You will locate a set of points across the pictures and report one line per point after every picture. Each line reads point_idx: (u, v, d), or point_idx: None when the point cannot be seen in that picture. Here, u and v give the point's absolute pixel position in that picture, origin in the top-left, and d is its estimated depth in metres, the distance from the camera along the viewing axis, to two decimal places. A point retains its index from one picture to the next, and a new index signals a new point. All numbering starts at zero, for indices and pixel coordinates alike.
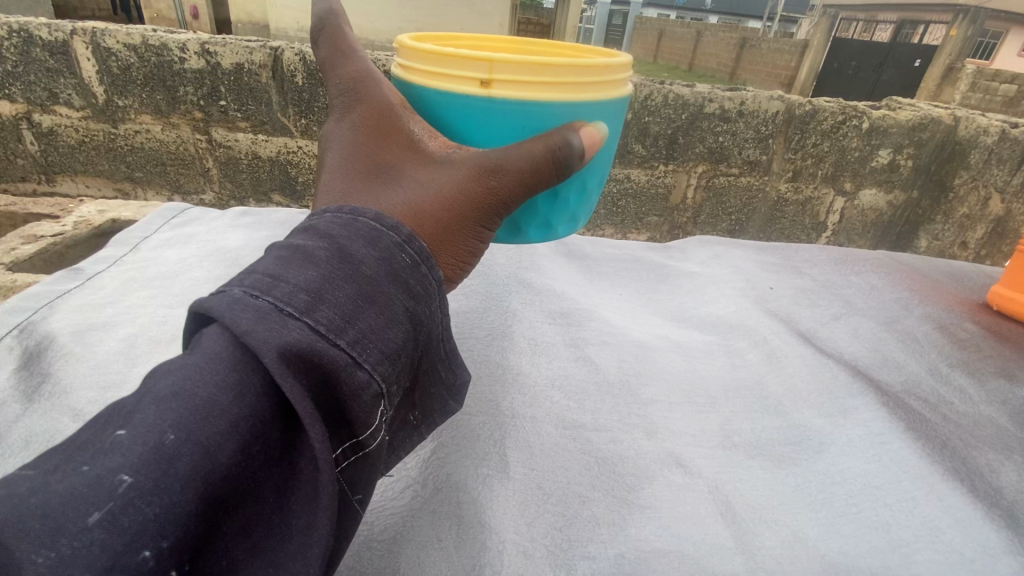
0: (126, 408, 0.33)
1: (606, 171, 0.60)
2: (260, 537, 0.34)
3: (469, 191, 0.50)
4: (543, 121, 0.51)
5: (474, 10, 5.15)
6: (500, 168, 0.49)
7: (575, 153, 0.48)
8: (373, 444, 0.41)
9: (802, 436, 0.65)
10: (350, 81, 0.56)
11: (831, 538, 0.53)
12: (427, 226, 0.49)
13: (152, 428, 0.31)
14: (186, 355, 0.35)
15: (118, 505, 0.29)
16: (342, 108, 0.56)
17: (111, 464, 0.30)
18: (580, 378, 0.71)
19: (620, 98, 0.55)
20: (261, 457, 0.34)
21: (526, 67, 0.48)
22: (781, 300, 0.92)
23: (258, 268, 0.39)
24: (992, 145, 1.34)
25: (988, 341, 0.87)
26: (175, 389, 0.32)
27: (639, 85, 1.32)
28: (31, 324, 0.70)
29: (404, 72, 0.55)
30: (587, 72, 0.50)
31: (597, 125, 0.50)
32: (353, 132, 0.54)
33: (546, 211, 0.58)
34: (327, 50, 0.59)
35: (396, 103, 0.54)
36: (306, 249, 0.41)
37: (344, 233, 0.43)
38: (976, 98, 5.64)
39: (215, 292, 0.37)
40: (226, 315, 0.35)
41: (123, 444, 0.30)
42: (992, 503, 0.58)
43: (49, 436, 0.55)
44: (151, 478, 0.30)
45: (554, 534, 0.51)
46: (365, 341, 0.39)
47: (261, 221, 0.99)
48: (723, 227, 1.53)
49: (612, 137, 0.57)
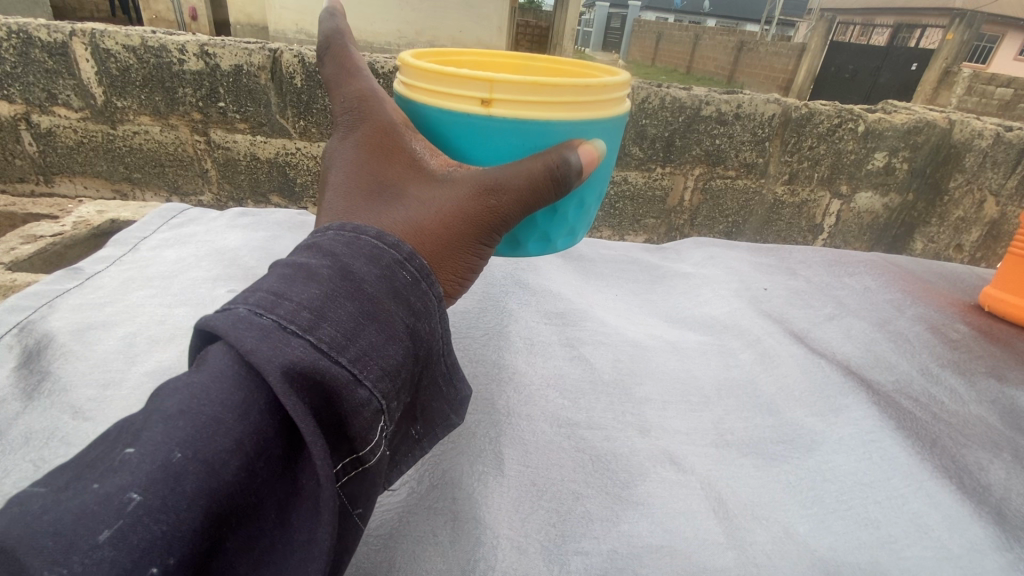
0: (135, 426, 0.33)
1: (604, 185, 0.61)
2: (263, 552, 0.35)
3: (469, 208, 0.50)
4: (542, 139, 0.52)
5: (473, 12, 5.18)
6: (499, 187, 0.49)
7: (574, 171, 0.49)
8: (373, 459, 0.42)
9: (795, 434, 0.66)
10: (354, 100, 0.56)
11: (822, 535, 0.54)
12: (427, 243, 0.49)
13: (160, 446, 0.32)
14: (192, 374, 0.36)
15: (127, 523, 0.30)
16: (346, 126, 0.57)
17: (120, 483, 0.31)
18: (575, 377, 0.72)
19: (617, 117, 0.56)
20: (263, 474, 0.35)
21: (525, 87, 0.49)
22: (775, 301, 0.93)
23: (262, 286, 0.40)
24: (986, 149, 1.36)
25: (980, 342, 0.88)
26: (183, 407, 0.33)
27: (636, 88, 1.33)
28: (31, 323, 0.70)
29: (407, 91, 0.57)
30: (585, 91, 0.52)
31: (595, 143, 0.51)
32: (356, 150, 0.54)
33: (545, 225, 0.59)
34: (331, 68, 0.60)
35: (398, 122, 0.54)
36: (309, 268, 0.42)
37: (346, 251, 0.44)
38: (972, 102, 5.67)
39: (219, 310, 0.38)
40: (231, 333, 0.36)
41: (131, 462, 0.31)
42: (981, 500, 0.59)
43: (50, 433, 0.56)
44: (159, 496, 0.31)
45: (548, 530, 0.52)
46: (366, 359, 0.40)
47: (259, 222, 1.00)
48: (719, 229, 1.54)
49: (609, 153, 0.58)
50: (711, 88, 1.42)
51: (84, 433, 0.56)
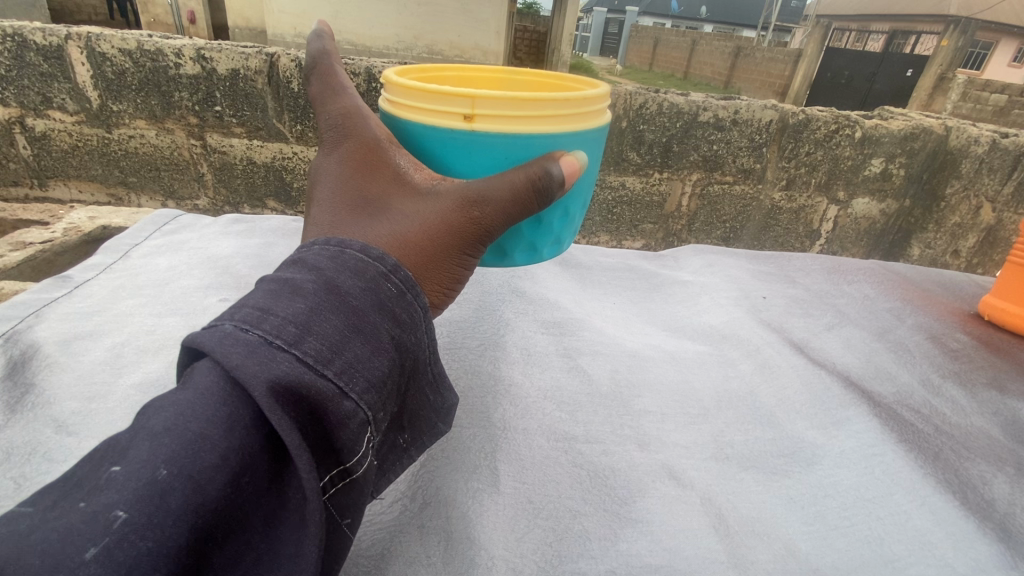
0: (121, 444, 0.32)
1: (589, 194, 0.61)
2: (250, 565, 0.34)
3: (454, 221, 0.49)
4: (525, 152, 0.51)
5: (473, 18, 5.20)
6: (483, 199, 0.48)
7: (556, 182, 0.48)
8: (360, 470, 0.40)
9: (795, 447, 0.65)
10: (338, 116, 0.55)
11: (824, 552, 0.53)
12: (412, 256, 0.48)
13: (145, 463, 0.31)
14: (178, 391, 0.34)
15: (113, 541, 0.29)
16: (329, 142, 0.55)
17: (106, 500, 0.30)
18: (572, 389, 0.70)
19: (599, 128, 0.56)
20: (250, 488, 0.34)
21: (507, 102, 0.49)
22: (774, 310, 0.92)
23: (249, 301, 0.39)
24: (982, 155, 1.37)
25: (980, 352, 0.88)
26: (169, 424, 0.32)
27: (634, 94, 1.32)
28: (16, 333, 0.69)
29: (393, 107, 0.56)
30: (566, 104, 0.51)
31: (577, 155, 0.51)
32: (341, 166, 0.53)
33: (532, 235, 0.58)
34: (317, 86, 0.59)
35: (383, 137, 0.53)
36: (294, 282, 0.41)
37: (331, 265, 0.43)
38: (967, 108, 5.67)
39: (206, 326, 0.37)
40: (218, 350, 0.35)
41: (118, 480, 0.30)
42: (985, 516, 0.58)
43: (32, 449, 0.54)
44: (144, 513, 0.29)
45: (544, 550, 0.51)
46: (352, 371, 0.39)
47: (253, 229, 0.98)
48: (717, 235, 1.52)
49: (593, 163, 0.58)
50: (707, 94, 1.42)
51: (68, 449, 0.54)
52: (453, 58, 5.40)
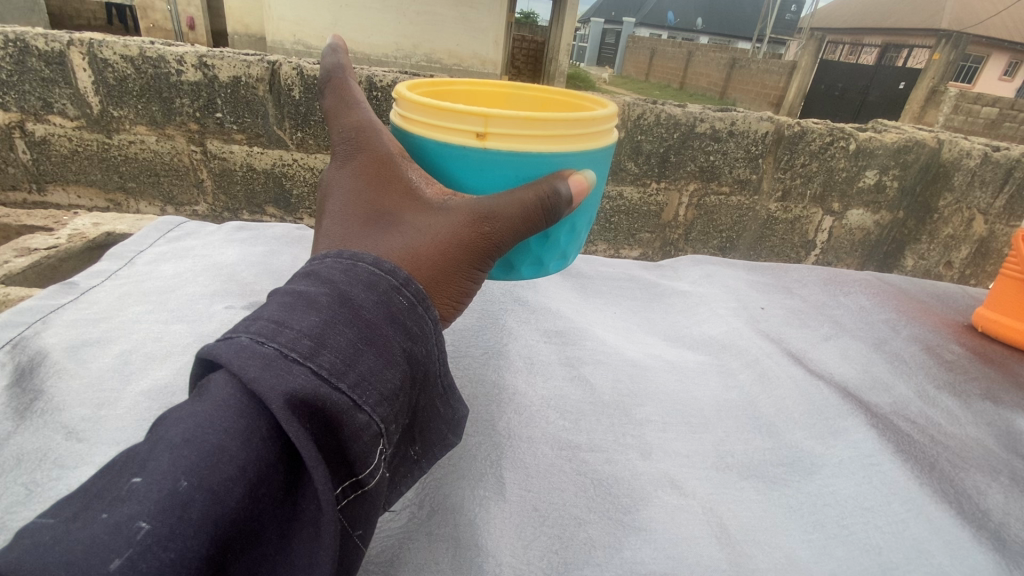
0: (141, 456, 0.33)
1: (593, 211, 0.62)
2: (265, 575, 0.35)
3: (464, 236, 0.50)
4: (535, 170, 0.53)
5: (472, 28, 5.26)
6: (493, 215, 0.49)
7: (564, 200, 0.49)
8: (372, 482, 0.41)
9: (794, 457, 0.66)
10: (351, 130, 0.56)
11: (823, 560, 0.54)
12: (423, 270, 0.49)
13: (166, 475, 0.32)
14: (195, 403, 0.35)
15: (136, 551, 0.29)
16: (342, 155, 0.56)
17: (128, 512, 0.30)
18: (576, 398, 0.71)
19: (606, 147, 0.57)
20: (266, 499, 0.35)
21: (519, 122, 0.51)
22: (771, 321, 0.94)
23: (264, 314, 0.40)
24: (974, 168, 1.40)
25: (973, 363, 0.90)
26: (188, 436, 0.33)
27: (632, 105, 1.34)
28: (24, 338, 0.69)
29: (404, 123, 0.57)
30: (575, 124, 0.53)
31: (585, 173, 0.52)
32: (354, 180, 0.54)
33: (538, 251, 0.59)
34: (331, 101, 0.60)
35: (395, 152, 0.54)
36: (309, 295, 0.42)
37: (344, 278, 0.44)
38: (959, 120, 5.72)
39: (221, 339, 0.38)
40: (234, 362, 0.36)
41: (139, 491, 0.31)
42: (980, 524, 0.60)
43: (42, 455, 0.55)
44: (166, 525, 0.30)
45: (550, 557, 0.52)
46: (365, 384, 0.40)
47: (257, 236, 0.99)
48: (713, 245, 1.54)
49: (598, 181, 0.59)
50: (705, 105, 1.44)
51: (80, 456, 0.55)
52: (452, 66, 5.45)
